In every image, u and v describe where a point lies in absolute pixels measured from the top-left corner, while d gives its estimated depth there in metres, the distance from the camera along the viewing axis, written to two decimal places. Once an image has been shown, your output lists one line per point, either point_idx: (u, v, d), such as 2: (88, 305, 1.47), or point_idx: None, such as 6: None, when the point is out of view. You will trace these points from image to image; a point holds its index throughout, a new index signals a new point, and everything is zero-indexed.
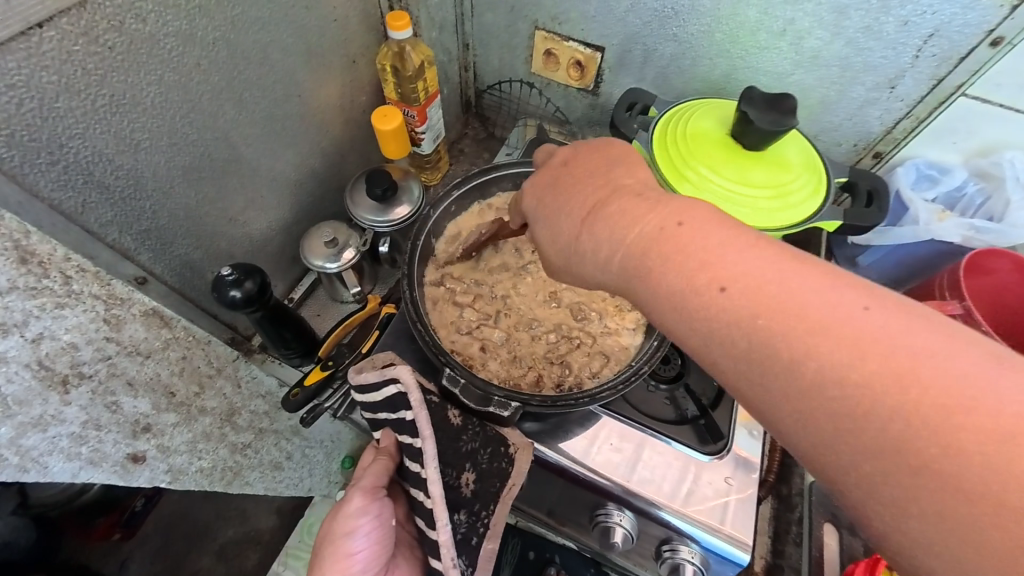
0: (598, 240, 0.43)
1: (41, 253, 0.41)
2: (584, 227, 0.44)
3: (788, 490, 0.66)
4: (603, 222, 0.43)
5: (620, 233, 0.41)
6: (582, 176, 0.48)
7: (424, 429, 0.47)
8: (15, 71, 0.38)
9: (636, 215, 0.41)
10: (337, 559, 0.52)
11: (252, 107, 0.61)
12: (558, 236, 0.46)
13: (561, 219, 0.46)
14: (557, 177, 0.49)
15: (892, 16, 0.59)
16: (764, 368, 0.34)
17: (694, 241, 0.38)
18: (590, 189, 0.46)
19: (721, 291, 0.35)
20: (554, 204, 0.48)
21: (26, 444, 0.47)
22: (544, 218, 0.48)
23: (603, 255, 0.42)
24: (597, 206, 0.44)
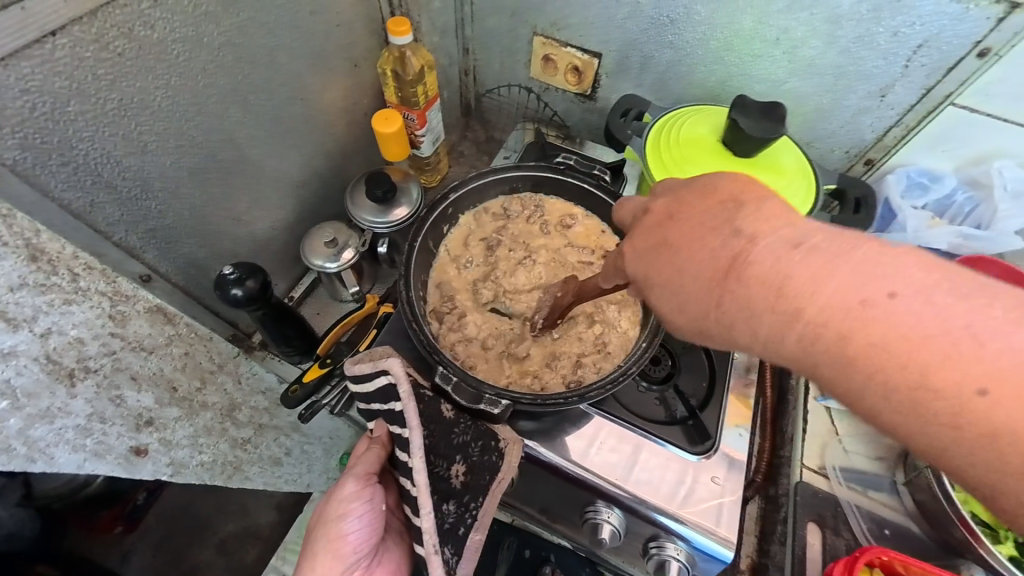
0: (755, 314, 0.37)
1: (50, 251, 0.43)
2: (725, 295, 0.38)
3: (776, 491, 0.69)
4: (761, 293, 0.36)
5: (790, 308, 0.35)
6: (701, 229, 0.41)
7: (412, 420, 0.48)
8: (30, 77, 0.40)
9: (805, 281, 0.35)
10: (331, 539, 0.54)
11: (257, 110, 0.63)
12: (693, 305, 0.41)
13: (689, 286, 0.41)
14: (669, 231, 0.43)
15: (883, 26, 0.60)
16: (980, 455, 0.31)
17: (904, 321, 0.32)
18: (720, 245, 0.39)
19: (975, 391, 0.30)
20: (677, 262, 0.41)
21: (34, 435, 0.48)
22: (663, 286, 0.43)
23: (760, 332, 0.37)
24: (743, 271, 0.37)
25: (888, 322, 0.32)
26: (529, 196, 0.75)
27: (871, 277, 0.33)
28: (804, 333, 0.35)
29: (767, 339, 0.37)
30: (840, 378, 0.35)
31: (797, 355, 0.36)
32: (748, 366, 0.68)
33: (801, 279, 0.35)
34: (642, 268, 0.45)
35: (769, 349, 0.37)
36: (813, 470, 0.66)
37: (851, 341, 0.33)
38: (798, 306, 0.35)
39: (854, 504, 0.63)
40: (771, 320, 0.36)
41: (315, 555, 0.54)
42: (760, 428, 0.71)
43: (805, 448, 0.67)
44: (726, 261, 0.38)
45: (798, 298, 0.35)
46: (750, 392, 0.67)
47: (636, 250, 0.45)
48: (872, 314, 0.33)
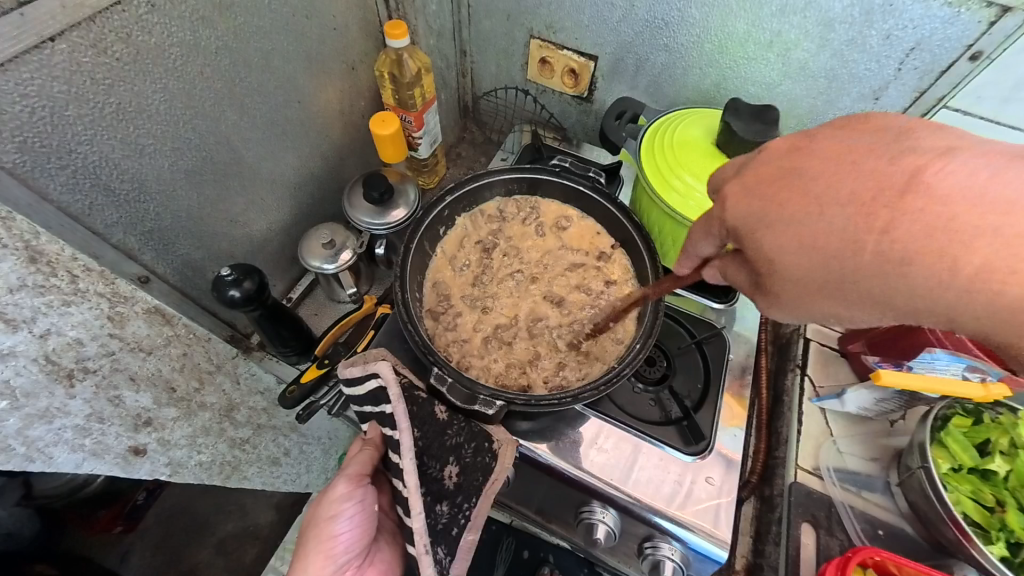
0: (923, 239, 0.36)
1: (49, 253, 0.43)
2: (894, 221, 0.37)
3: (771, 491, 0.69)
4: (936, 214, 0.36)
5: (965, 232, 0.35)
6: (845, 161, 0.40)
7: (401, 423, 0.50)
8: (28, 82, 0.40)
9: (983, 200, 0.35)
10: (322, 539, 0.54)
11: (253, 113, 0.63)
12: (841, 239, 0.39)
13: (839, 217, 0.39)
14: (805, 165, 0.42)
15: (875, 30, 0.61)
16: None
17: None
18: (872, 173, 0.38)
19: None
20: (815, 195, 0.40)
21: (33, 435, 0.48)
22: (801, 223, 0.41)
23: (926, 260, 0.36)
24: (913, 195, 0.36)
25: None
26: (524, 198, 0.76)
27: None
28: (976, 255, 0.35)
29: (931, 267, 0.36)
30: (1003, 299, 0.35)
31: (967, 279, 0.35)
32: (744, 366, 0.70)
33: (979, 198, 0.35)
34: (767, 207, 0.42)
35: (937, 279, 0.36)
36: (807, 470, 0.67)
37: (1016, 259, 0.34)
38: (976, 226, 0.35)
39: (848, 504, 0.64)
40: (947, 243, 0.35)
41: (306, 555, 0.54)
42: (756, 429, 0.72)
43: (800, 449, 0.68)
44: (891, 187, 0.37)
45: (974, 216, 0.35)
46: (745, 392, 0.68)
47: (760, 190, 0.43)
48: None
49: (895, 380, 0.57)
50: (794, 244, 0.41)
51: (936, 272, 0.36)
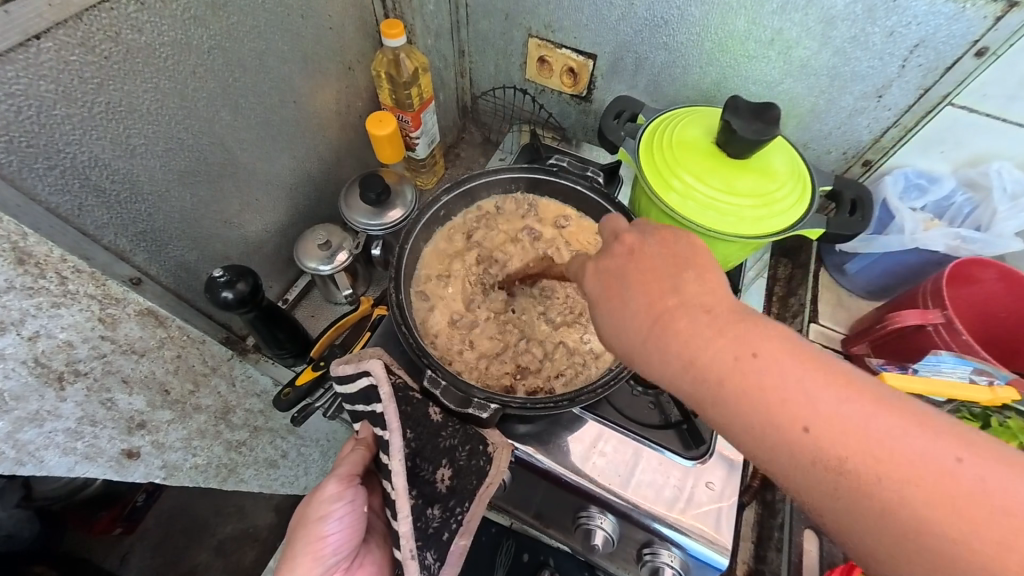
0: (662, 361, 0.39)
1: (37, 254, 0.43)
2: (648, 337, 0.40)
3: (772, 496, 0.68)
4: (674, 347, 0.39)
5: (686, 357, 0.38)
6: (643, 271, 0.42)
7: (391, 422, 0.49)
8: (15, 81, 0.40)
9: (701, 323, 0.38)
10: (310, 541, 0.53)
11: (248, 113, 0.63)
12: (623, 347, 0.42)
13: (621, 321, 0.42)
14: (627, 267, 0.43)
15: (877, 27, 0.60)
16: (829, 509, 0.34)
17: (770, 379, 0.35)
18: (651, 291, 0.41)
19: (808, 437, 0.34)
20: (611, 298, 0.43)
21: (24, 437, 0.49)
22: (603, 320, 0.43)
23: (658, 369, 0.39)
24: (665, 328, 0.39)
25: (757, 390, 0.35)
26: (522, 197, 0.75)
27: (721, 331, 0.38)
28: (702, 384, 0.37)
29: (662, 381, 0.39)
30: (723, 425, 0.37)
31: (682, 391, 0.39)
32: None
33: (712, 338, 0.38)
34: (595, 298, 0.45)
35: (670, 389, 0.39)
36: None
37: (734, 394, 0.36)
38: (702, 360, 0.37)
39: None
40: (680, 369, 0.38)
41: (296, 556, 0.53)
42: None
43: None
44: (657, 316, 0.40)
45: (698, 352, 0.37)
46: None
47: (592, 283, 0.45)
48: (752, 378, 0.36)
49: (899, 384, 0.56)
50: (596, 336, 0.44)
51: (674, 391, 0.39)
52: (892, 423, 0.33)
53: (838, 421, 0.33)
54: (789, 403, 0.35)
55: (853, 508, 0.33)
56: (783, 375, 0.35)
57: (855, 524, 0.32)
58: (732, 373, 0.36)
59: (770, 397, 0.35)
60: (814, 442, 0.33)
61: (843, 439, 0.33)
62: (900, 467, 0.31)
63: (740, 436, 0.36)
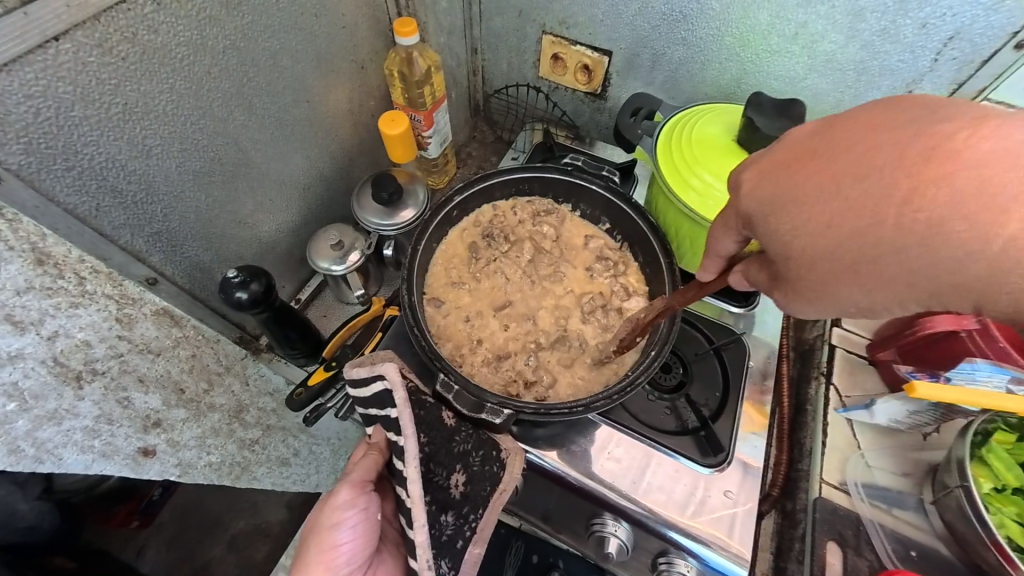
0: (963, 218, 0.31)
1: (56, 255, 0.43)
2: (930, 187, 0.32)
3: (792, 506, 0.66)
4: (988, 182, 0.31)
5: (1008, 198, 0.30)
6: (879, 128, 0.36)
7: (406, 428, 0.47)
8: (32, 82, 0.40)
9: (1019, 155, 0.30)
10: (323, 550, 0.52)
11: (261, 113, 0.63)
12: (875, 220, 0.34)
13: (872, 186, 0.34)
14: (843, 132, 0.37)
15: (910, 18, 0.57)
16: None
17: None
18: (912, 141, 0.34)
19: None
20: (842, 169, 0.36)
21: (42, 436, 0.48)
22: (837, 204, 0.36)
23: (954, 227, 0.32)
24: (957, 163, 0.31)
25: None
26: (535, 197, 0.74)
27: None
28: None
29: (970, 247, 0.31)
30: None
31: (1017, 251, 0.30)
32: (763, 373, 0.67)
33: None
34: (788, 193, 0.38)
35: (981, 257, 0.31)
36: (833, 485, 0.64)
37: None
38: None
39: (877, 521, 0.61)
40: (1022, 218, 0.30)
41: (307, 566, 0.52)
42: (777, 440, 0.71)
43: (824, 463, 0.65)
44: (939, 153, 0.32)
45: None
46: (766, 399, 0.65)
47: (785, 180, 0.39)
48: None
49: (930, 395, 0.53)
50: (812, 228, 0.37)
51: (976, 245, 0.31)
52: None
53: None
54: None
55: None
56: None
57: None
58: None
59: None
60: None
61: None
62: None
63: None
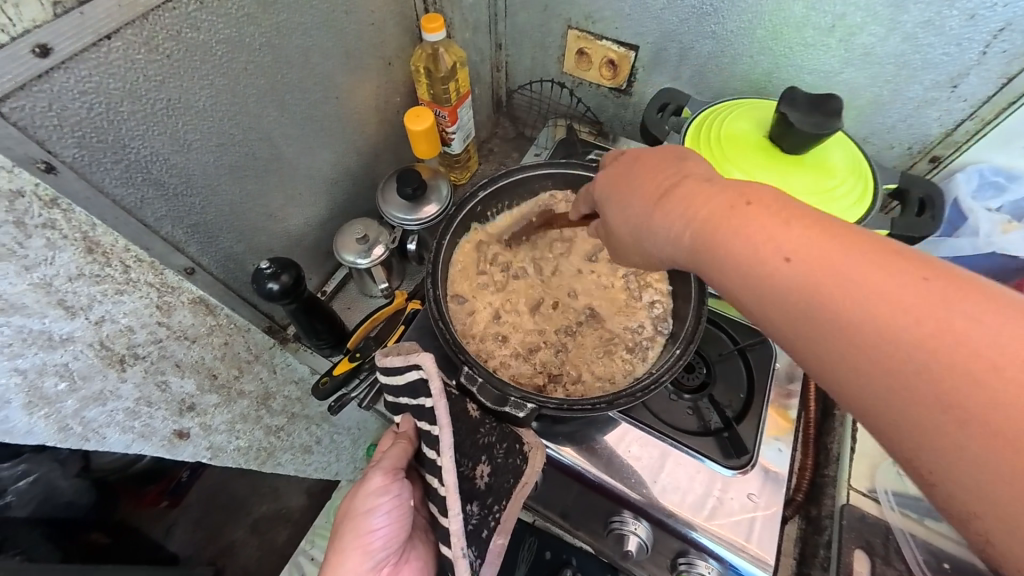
0: (656, 215, 0.45)
1: (104, 244, 0.46)
2: (649, 207, 0.46)
3: (817, 512, 0.65)
4: (673, 207, 0.44)
5: (686, 212, 0.43)
6: (646, 164, 0.50)
7: (441, 418, 0.47)
8: (87, 80, 0.42)
9: (696, 188, 0.43)
10: (359, 534, 0.55)
11: (292, 109, 0.64)
12: (630, 224, 0.49)
13: (628, 204, 0.49)
14: (625, 166, 0.51)
15: (957, 9, 0.55)
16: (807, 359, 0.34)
17: (758, 221, 0.38)
18: (651, 178, 0.48)
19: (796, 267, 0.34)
20: (620, 191, 0.51)
21: (88, 416, 0.51)
22: (615, 204, 0.51)
23: (659, 233, 0.45)
24: (664, 190, 0.46)
25: (758, 233, 0.37)
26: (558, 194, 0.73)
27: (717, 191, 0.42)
28: (689, 227, 0.42)
29: (668, 242, 0.45)
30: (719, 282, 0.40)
31: (687, 248, 0.43)
32: (790, 374, 0.65)
33: (705, 194, 0.42)
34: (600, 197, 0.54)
35: (676, 250, 0.44)
36: (861, 492, 0.62)
37: (715, 237, 0.40)
38: (692, 214, 0.42)
39: (908, 532, 0.59)
40: (688, 229, 0.43)
41: (344, 550, 0.54)
42: (801, 446, 0.68)
43: (852, 469, 0.64)
44: (658, 186, 0.47)
45: (694, 207, 0.42)
46: (791, 403, 0.64)
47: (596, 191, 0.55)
48: (736, 217, 0.39)
49: None
50: (612, 222, 0.52)
51: (668, 242, 0.45)
52: (875, 276, 0.32)
53: (807, 251, 0.34)
54: (788, 249, 0.35)
55: (791, 332, 0.35)
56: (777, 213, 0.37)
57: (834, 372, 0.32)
58: (723, 215, 0.40)
59: (759, 235, 0.37)
60: (790, 272, 0.35)
61: (814, 269, 0.34)
62: (879, 305, 0.31)
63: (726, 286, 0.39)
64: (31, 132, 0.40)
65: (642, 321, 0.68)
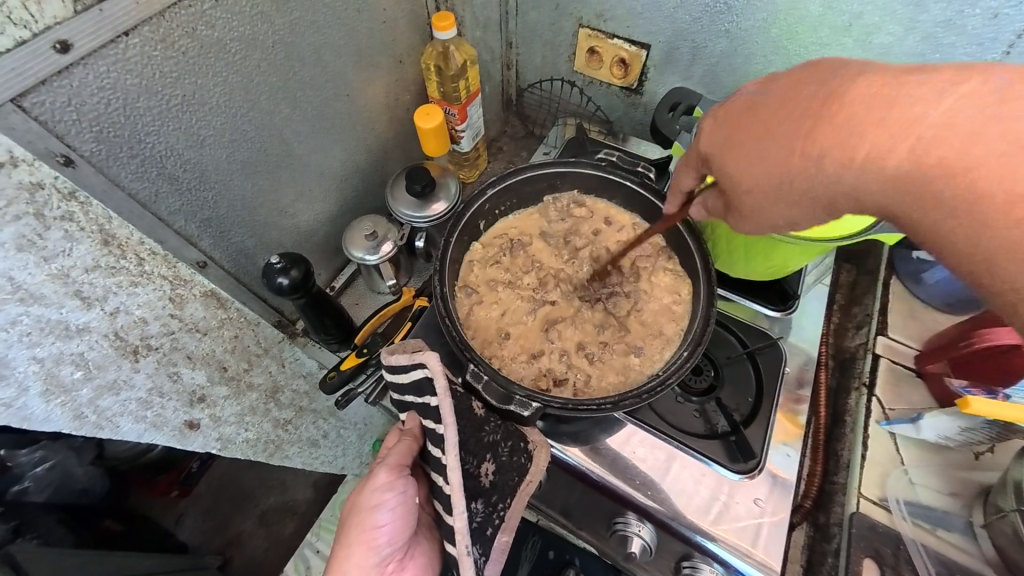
0: (860, 142, 0.37)
1: (120, 237, 0.47)
2: (831, 128, 0.38)
3: (827, 519, 0.64)
4: (874, 127, 0.37)
5: (894, 127, 0.36)
6: (800, 84, 0.41)
7: (447, 416, 0.47)
8: (105, 76, 0.43)
9: (902, 91, 0.36)
10: (364, 530, 0.55)
11: (305, 106, 0.65)
12: (794, 157, 0.40)
13: (789, 133, 0.40)
14: (771, 90, 0.43)
15: (979, 8, 0.54)
16: None
17: (1011, 126, 0.33)
18: (821, 92, 0.40)
19: None
20: (768, 122, 0.42)
21: (102, 405, 0.52)
22: (762, 142, 0.42)
23: (846, 160, 0.38)
24: (851, 104, 0.38)
25: (1021, 142, 0.33)
26: (566, 195, 0.73)
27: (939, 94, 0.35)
28: (925, 147, 0.35)
29: (863, 172, 0.37)
30: (958, 210, 0.35)
31: (898, 172, 0.36)
32: (799, 381, 0.64)
33: (923, 98, 0.35)
34: (743, 138, 0.43)
35: (877, 179, 0.37)
36: (872, 501, 0.61)
37: (954, 155, 0.34)
38: (906, 129, 0.35)
39: (919, 541, 0.57)
40: (902, 148, 0.36)
41: (350, 545, 0.55)
42: (811, 450, 0.69)
43: (863, 477, 0.63)
44: (837, 103, 0.38)
45: (908, 119, 0.35)
46: (800, 408, 0.63)
47: (731, 128, 0.44)
48: (1000, 126, 0.33)
49: (986, 411, 0.51)
50: (753, 162, 0.43)
51: (865, 171, 0.37)
52: None
53: None
54: None
55: None
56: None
57: None
58: (967, 124, 0.34)
59: (1019, 144, 0.33)
60: None
61: None
62: None
63: (969, 215, 0.34)
64: (50, 126, 0.40)
65: (651, 324, 0.67)
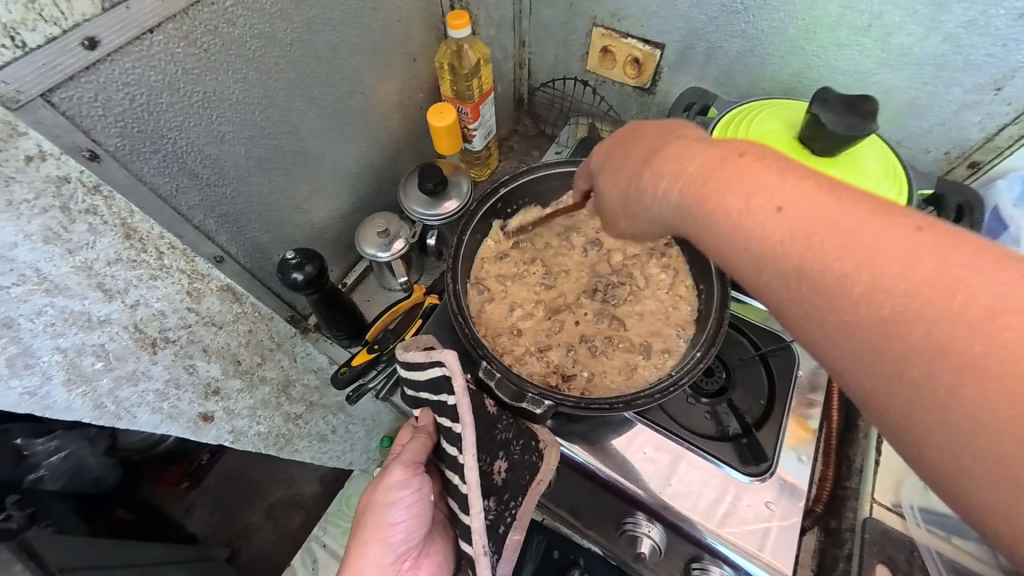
0: (657, 178, 0.42)
1: (141, 230, 0.48)
2: (645, 170, 0.44)
3: (838, 524, 0.63)
4: (668, 168, 0.42)
5: (680, 169, 0.41)
6: (645, 134, 0.48)
7: (463, 415, 0.47)
8: (130, 71, 0.43)
9: (694, 148, 0.41)
10: (380, 527, 0.55)
11: (320, 103, 0.66)
12: (628, 188, 0.47)
13: (628, 168, 0.47)
14: (629, 135, 0.50)
15: (1003, 8, 0.53)
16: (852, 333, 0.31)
17: (750, 178, 0.36)
18: (652, 141, 0.46)
19: (781, 212, 0.34)
20: (616, 159, 0.49)
21: (121, 396, 0.53)
22: (614, 172, 0.49)
23: (651, 194, 0.43)
24: (663, 151, 0.43)
25: (762, 191, 0.35)
26: None
27: (718, 149, 0.39)
28: (685, 186, 0.40)
29: (662, 203, 0.42)
30: (720, 246, 0.37)
31: (681, 208, 0.40)
32: (812, 384, 0.64)
33: (699, 153, 0.40)
34: (606, 165, 0.51)
35: (668, 210, 0.42)
36: (885, 506, 0.61)
37: (716, 191, 0.37)
38: (685, 168, 0.40)
39: (934, 550, 0.57)
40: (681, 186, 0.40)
41: (365, 541, 0.55)
42: (823, 454, 0.66)
43: (877, 482, 0.62)
44: (657, 149, 0.44)
45: (687, 164, 0.40)
46: (812, 412, 0.62)
47: (604, 158, 0.52)
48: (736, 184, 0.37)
49: None
50: (609, 186, 0.50)
51: (662, 203, 0.42)
52: (904, 240, 0.30)
53: (820, 207, 0.33)
54: (801, 208, 0.33)
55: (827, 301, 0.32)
56: (778, 179, 0.35)
57: (871, 340, 0.30)
58: (733, 174, 0.37)
59: (765, 192, 0.35)
60: (810, 233, 0.32)
61: (829, 228, 0.32)
62: (933, 278, 0.28)
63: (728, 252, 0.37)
64: (77, 121, 0.41)
65: (662, 325, 0.67)
